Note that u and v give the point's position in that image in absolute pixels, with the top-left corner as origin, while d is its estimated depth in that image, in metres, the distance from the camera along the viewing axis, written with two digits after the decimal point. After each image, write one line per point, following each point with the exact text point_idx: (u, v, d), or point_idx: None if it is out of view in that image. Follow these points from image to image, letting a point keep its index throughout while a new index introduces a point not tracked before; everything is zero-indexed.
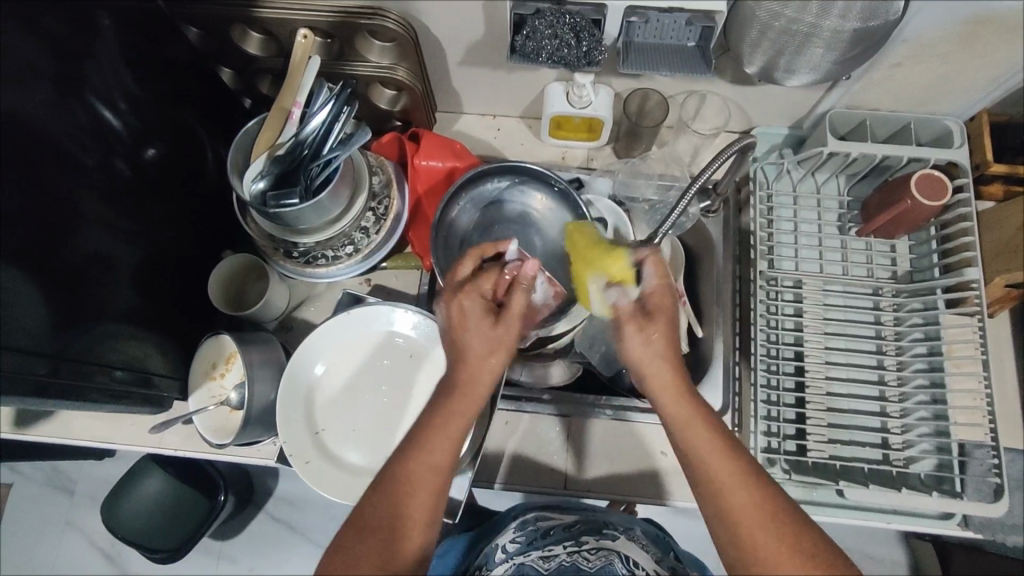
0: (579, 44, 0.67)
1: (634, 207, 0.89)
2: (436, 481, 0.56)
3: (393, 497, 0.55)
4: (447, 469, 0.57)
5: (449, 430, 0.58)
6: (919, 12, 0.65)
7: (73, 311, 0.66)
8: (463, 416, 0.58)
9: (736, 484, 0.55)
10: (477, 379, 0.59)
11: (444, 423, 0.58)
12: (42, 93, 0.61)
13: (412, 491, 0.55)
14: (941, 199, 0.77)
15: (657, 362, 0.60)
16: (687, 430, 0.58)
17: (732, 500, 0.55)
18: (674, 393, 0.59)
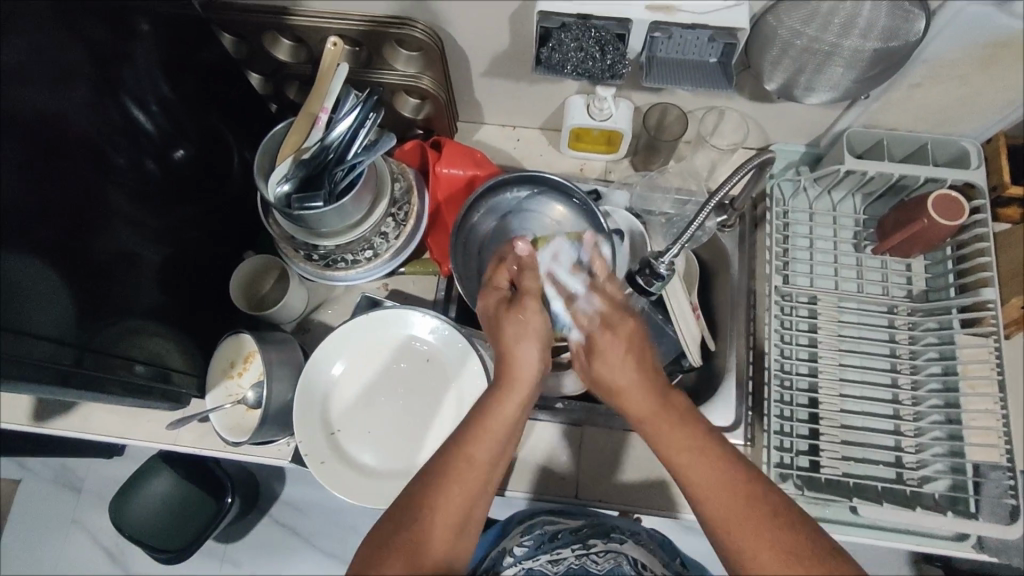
0: (603, 57, 0.69)
1: (651, 220, 0.91)
2: (465, 501, 0.55)
3: (419, 510, 0.54)
4: (488, 476, 0.57)
5: (482, 451, 0.57)
6: (939, 34, 0.66)
7: (99, 305, 0.67)
8: (495, 437, 0.58)
9: (723, 493, 0.53)
10: (513, 376, 0.62)
11: (475, 441, 0.57)
12: (80, 92, 0.63)
13: (449, 493, 0.55)
14: (958, 219, 0.77)
15: (625, 368, 0.61)
16: (662, 428, 0.57)
17: (714, 494, 0.53)
18: (658, 416, 0.58)
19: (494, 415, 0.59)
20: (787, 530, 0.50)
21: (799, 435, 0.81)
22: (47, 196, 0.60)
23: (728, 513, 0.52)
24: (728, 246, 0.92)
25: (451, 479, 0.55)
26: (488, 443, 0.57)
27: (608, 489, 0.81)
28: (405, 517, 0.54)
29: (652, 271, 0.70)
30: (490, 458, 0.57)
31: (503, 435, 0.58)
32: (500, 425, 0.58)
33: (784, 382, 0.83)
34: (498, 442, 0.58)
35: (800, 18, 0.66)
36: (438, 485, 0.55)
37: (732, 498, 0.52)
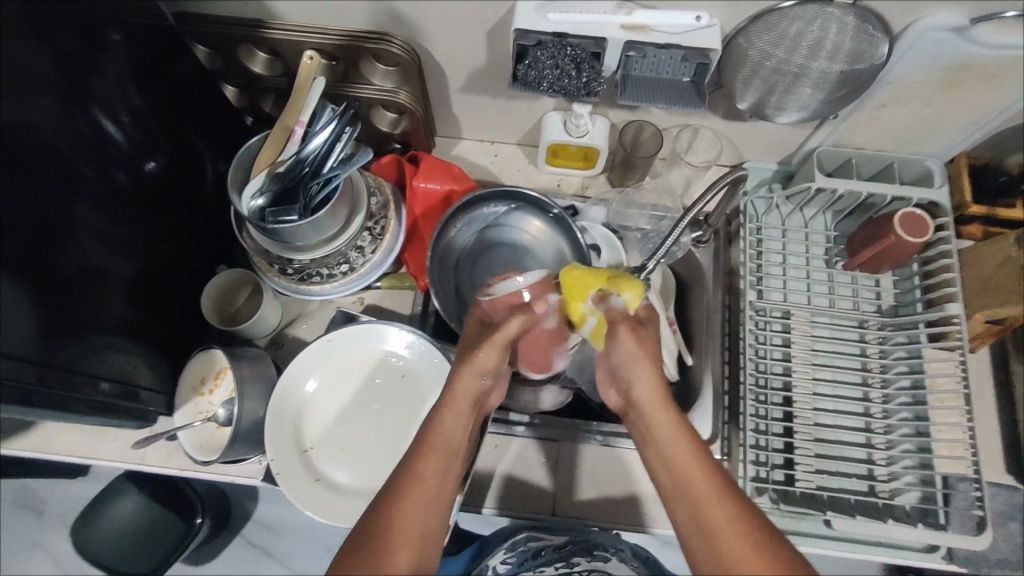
0: (579, 75, 0.70)
1: (628, 236, 0.91)
2: (422, 521, 0.54)
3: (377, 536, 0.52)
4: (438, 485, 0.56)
5: (431, 471, 0.56)
6: (901, 58, 0.68)
7: (62, 320, 0.65)
8: (442, 452, 0.58)
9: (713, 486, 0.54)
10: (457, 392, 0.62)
11: (422, 460, 0.57)
12: (46, 103, 0.62)
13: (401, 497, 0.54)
14: (925, 236, 0.80)
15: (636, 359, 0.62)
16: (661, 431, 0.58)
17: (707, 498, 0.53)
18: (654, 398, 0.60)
19: (441, 430, 0.59)
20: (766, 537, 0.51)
21: (774, 448, 0.82)
22: (14, 209, 0.59)
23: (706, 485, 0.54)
24: (701, 261, 0.92)
25: (408, 492, 0.54)
26: (435, 457, 0.57)
27: (587, 503, 0.81)
28: (357, 546, 0.52)
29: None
30: (440, 472, 0.57)
31: (451, 449, 0.59)
32: (448, 442, 0.59)
33: (759, 396, 0.84)
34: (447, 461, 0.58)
35: (770, 40, 0.68)
36: (393, 504, 0.54)
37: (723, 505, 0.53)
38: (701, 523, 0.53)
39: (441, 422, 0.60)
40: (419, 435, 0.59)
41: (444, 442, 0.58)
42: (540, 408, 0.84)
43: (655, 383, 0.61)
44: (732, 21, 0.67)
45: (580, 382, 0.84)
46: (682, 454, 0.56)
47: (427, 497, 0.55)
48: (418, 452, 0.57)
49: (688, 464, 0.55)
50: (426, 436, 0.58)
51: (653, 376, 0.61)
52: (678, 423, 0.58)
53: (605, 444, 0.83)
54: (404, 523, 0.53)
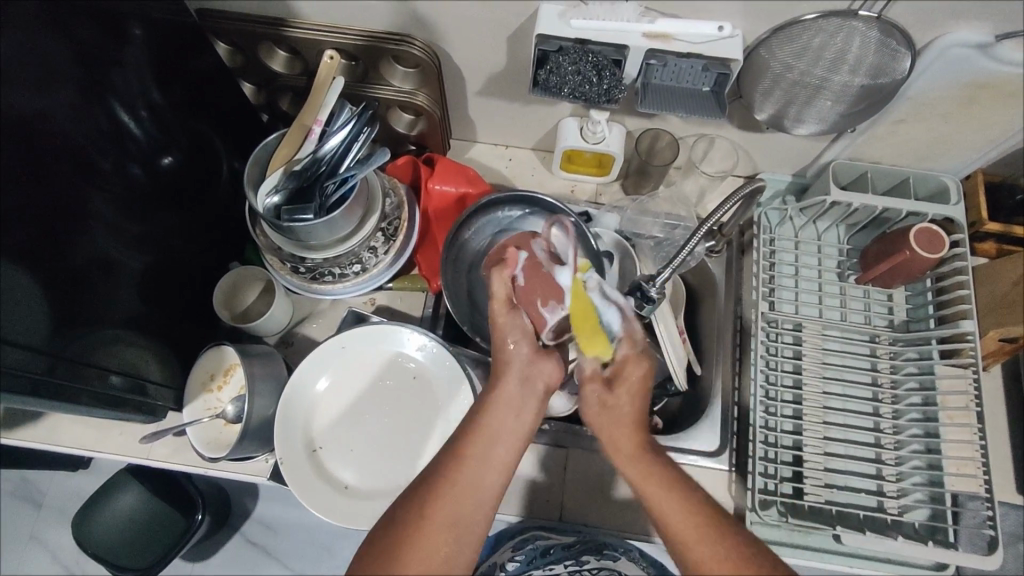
0: (600, 82, 0.69)
1: (640, 243, 0.92)
2: (466, 499, 0.55)
3: (417, 515, 0.53)
4: (490, 463, 0.57)
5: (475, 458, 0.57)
6: (922, 73, 0.68)
7: (72, 311, 0.65)
8: (491, 435, 0.59)
9: (688, 522, 0.54)
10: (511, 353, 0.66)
11: (471, 440, 0.58)
12: (65, 93, 0.62)
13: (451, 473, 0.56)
14: (941, 251, 0.79)
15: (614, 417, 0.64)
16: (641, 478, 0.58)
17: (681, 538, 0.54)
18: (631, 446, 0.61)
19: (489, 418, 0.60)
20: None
21: (784, 461, 0.82)
22: (31, 199, 0.59)
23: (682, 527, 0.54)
24: (716, 273, 0.93)
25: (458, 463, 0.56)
26: (480, 446, 0.58)
27: (595, 509, 0.80)
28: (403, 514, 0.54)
29: (645, 294, 0.72)
30: (486, 458, 0.58)
31: (495, 436, 0.59)
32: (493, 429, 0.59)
33: (768, 408, 0.84)
34: (487, 450, 0.58)
35: (791, 52, 0.68)
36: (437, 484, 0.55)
37: (705, 539, 0.53)
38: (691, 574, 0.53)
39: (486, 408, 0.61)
40: (467, 422, 0.60)
41: (493, 430, 0.60)
42: None
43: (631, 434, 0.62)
44: (755, 32, 0.67)
45: None
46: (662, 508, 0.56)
47: (470, 480, 0.56)
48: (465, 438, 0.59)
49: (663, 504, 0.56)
50: (478, 421, 0.60)
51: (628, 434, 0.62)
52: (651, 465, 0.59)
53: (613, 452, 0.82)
54: (445, 505, 0.54)
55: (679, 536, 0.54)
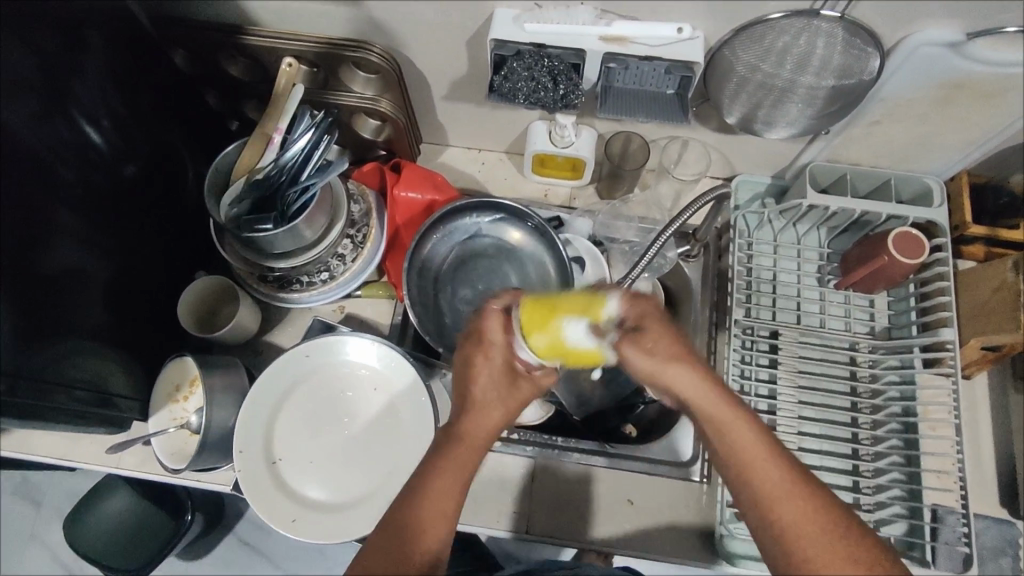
0: (556, 87, 0.68)
1: (612, 247, 0.89)
2: (450, 502, 0.53)
3: (413, 528, 0.51)
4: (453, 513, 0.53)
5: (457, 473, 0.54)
6: (894, 74, 0.65)
7: (37, 326, 0.65)
8: (454, 486, 0.53)
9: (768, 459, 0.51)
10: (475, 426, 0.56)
11: (427, 499, 0.52)
12: (25, 106, 0.62)
13: (418, 535, 0.51)
14: (919, 256, 0.77)
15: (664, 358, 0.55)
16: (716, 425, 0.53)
17: (767, 484, 0.50)
18: (702, 392, 0.54)
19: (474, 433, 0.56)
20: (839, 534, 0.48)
21: None
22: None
23: (768, 473, 0.50)
24: (691, 277, 0.90)
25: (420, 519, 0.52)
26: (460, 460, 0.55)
27: (560, 522, 0.79)
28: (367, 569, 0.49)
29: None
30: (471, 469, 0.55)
31: (472, 451, 0.56)
32: (474, 446, 0.56)
33: None
34: (466, 465, 0.55)
35: (755, 53, 0.65)
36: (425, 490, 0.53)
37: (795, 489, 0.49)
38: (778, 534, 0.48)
39: (470, 428, 0.56)
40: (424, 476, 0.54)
41: (474, 440, 0.56)
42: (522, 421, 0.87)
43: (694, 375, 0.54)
44: (716, 33, 0.65)
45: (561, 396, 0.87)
46: (740, 449, 0.51)
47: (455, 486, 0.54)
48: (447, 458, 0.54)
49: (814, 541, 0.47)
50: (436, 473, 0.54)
51: (691, 375, 0.54)
52: (796, 488, 0.49)
53: (581, 463, 0.81)
54: (433, 519, 0.52)
55: (768, 492, 0.49)
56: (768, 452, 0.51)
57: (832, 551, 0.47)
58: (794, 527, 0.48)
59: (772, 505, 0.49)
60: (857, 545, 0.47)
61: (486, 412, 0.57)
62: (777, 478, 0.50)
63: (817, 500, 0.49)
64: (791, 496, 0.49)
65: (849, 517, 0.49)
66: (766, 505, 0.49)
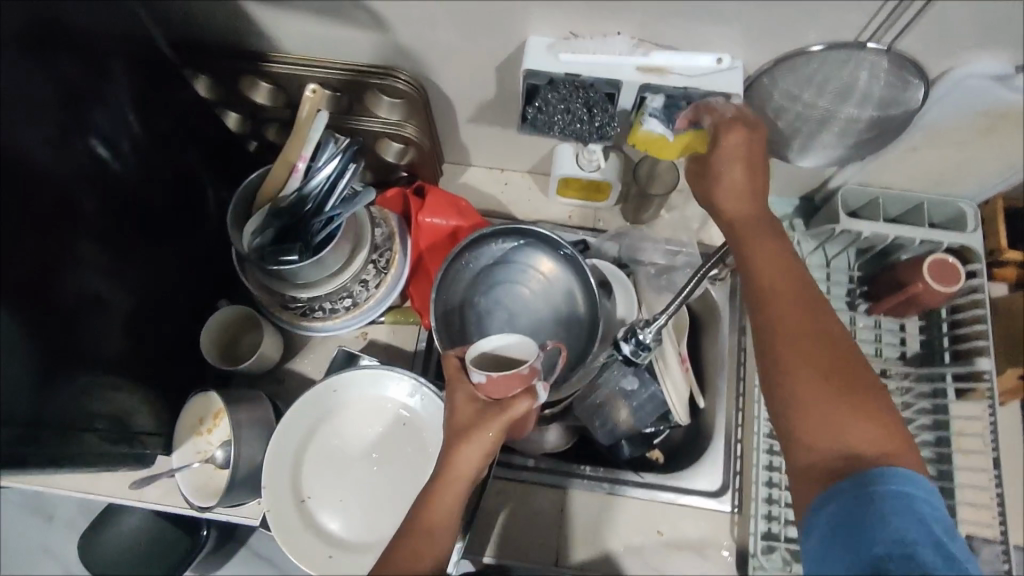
0: (592, 119, 0.66)
1: (639, 270, 0.87)
2: (448, 509, 0.57)
3: (414, 526, 0.56)
4: (452, 519, 0.57)
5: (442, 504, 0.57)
6: (936, 103, 0.64)
7: (58, 366, 0.63)
8: (454, 489, 0.57)
9: (798, 319, 0.50)
10: (460, 460, 0.57)
11: (427, 507, 0.56)
12: (42, 130, 0.60)
13: (411, 556, 0.54)
14: (955, 284, 0.75)
15: (746, 196, 0.58)
16: (763, 277, 0.53)
17: (787, 338, 0.50)
18: (750, 219, 0.57)
19: (454, 465, 0.57)
20: (842, 387, 0.47)
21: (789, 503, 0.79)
22: (11, 237, 0.57)
23: (798, 333, 0.49)
24: (719, 301, 0.89)
25: (415, 534, 0.55)
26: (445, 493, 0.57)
27: (589, 557, 0.78)
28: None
29: (639, 341, 0.66)
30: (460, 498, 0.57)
31: (462, 480, 0.57)
32: (461, 474, 0.57)
33: (772, 447, 0.81)
34: (457, 491, 0.57)
35: (796, 83, 0.63)
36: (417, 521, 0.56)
37: (812, 338, 0.49)
38: (774, 328, 0.50)
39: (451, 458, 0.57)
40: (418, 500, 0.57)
41: (460, 470, 0.57)
42: (544, 448, 0.86)
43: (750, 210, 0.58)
44: (756, 62, 0.63)
45: (589, 424, 0.85)
46: (763, 269, 0.54)
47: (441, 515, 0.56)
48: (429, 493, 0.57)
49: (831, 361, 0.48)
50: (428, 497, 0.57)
51: (740, 178, 0.58)
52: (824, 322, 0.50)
53: (610, 492, 0.81)
54: (428, 534, 0.55)
55: (779, 319, 0.50)
56: (813, 322, 0.50)
57: (830, 391, 0.47)
58: (805, 342, 0.49)
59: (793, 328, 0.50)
60: (885, 419, 0.46)
61: (460, 447, 0.57)
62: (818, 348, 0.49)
63: (852, 384, 0.47)
64: (810, 364, 0.48)
65: (884, 398, 0.47)
66: (790, 342, 0.49)
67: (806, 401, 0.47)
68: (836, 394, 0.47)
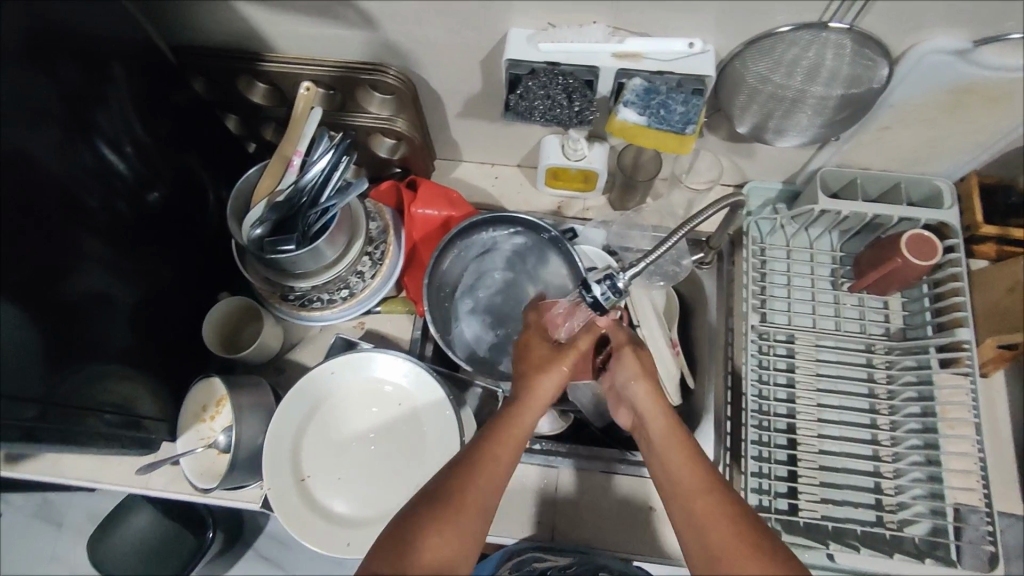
0: (571, 104, 0.70)
1: (626, 257, 0.90)
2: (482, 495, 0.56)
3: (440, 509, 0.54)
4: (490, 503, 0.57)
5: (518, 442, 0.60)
6: (901, 81, 0.66)
7: (65, 352, 0.66)
8: (488, 476, 0.57)
9: (666, 436, 0.61)
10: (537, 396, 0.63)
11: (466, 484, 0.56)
12: (49, 133, 0.63)
13: (450, 522, 0.54)
14: (932, 257, 0.77)
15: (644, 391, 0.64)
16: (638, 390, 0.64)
17: (672, 462, 0.59)
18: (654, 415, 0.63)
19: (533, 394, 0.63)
20: (729, 511, 0.55)
21: (778, 477, 0.81)
22: (18, 229, 0.60)
23: (686, 475, 0.57)
24: (707, 284, 0.91)
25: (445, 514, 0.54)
26: (529, 424, 0.62)
27: (584, 531, 0.80)
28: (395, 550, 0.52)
29: (614, 282, 0.62)
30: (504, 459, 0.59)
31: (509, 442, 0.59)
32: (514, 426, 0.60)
33: (761, 423, 0.83)
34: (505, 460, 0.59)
35: (766, 65, 0.66)
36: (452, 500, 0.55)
37: (689, 466, 0.58)
38: (678, 505, 0.57)
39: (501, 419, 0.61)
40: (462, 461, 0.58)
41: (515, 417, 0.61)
42: (540, 431, 0.88)
43: (654, 397, 0.63)
44: (726, 46, 0.66)
45: (581, 401, 0.87)
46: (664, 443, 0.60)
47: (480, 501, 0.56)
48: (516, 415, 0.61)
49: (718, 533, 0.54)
50: (476, 461, 0.57)
51: (652, 392, 0.64)
52: (693, 451, 0.59)
53: (604, 471, 0.82)
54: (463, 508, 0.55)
55: (675, 479, 0.58)
56: (679, 441, 0.60)
57: (724, 528, 0.54)
58: (674, 449, 0.59)
59: (710, 527, 0.54)
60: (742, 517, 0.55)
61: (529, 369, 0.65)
62: (711, 496, 0.56)
63: (717, 488, 0.57)
64: (692, 486, 0.57)
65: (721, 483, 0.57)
66: (666, 452, 0.60)
67: (709, 527, 0.54)
68: (725, 530, 0.54)
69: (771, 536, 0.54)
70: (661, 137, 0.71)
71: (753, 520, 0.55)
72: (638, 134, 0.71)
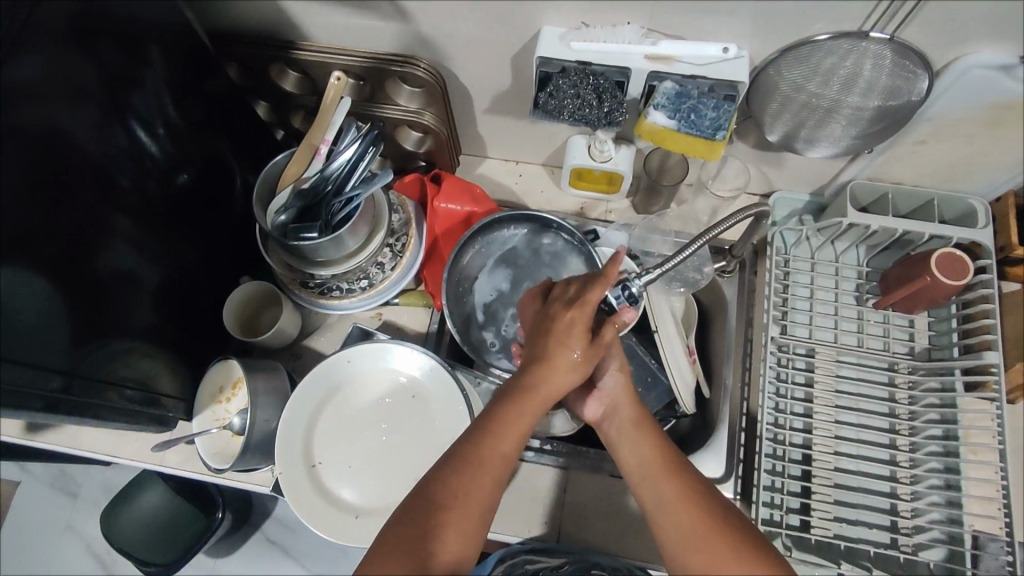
0: (601, 104, 0.69)
1: (648, 261, 0.88)
2: (485, 479, 0.54)
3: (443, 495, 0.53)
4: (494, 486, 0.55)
5: (525, 425, 0.57)
6: (941, 96, 0.65)
7: (91, 326, 0.67)
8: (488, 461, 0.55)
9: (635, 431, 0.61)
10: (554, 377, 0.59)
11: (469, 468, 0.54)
12: (88, 112, 0.64)
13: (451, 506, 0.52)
14: (963, 278, 0.76)
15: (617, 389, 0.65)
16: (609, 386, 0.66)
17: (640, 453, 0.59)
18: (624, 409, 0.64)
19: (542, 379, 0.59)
20: (699, 496, 0.55)
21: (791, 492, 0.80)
22: (52, 203, 0.61)
23: (656, 466, 0.58)
24: (728, 293, 0.89)
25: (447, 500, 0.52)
26: (537, 406, 0.58)
27: (591, 534, 0.80)
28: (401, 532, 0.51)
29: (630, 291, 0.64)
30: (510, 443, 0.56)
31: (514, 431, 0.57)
32: (526, 404, 0.58)
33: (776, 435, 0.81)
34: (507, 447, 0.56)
35: (802, 73, 0.65)
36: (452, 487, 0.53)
37: (657, 458, 0.58)
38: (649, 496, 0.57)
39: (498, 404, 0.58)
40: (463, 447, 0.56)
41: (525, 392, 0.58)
42: (550, 432, 0.86)
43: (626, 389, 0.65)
44: (762, 52, 0.65)
45: None
46: (633, 439, 0.61)
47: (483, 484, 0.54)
48: (521, 399, 0.57)
49: (688, 520, 0.53)
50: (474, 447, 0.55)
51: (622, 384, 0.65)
52: (660, 442, 0.59)
53: (614, 475, 0.82)
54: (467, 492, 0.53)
55: (645, 471, 0.58)
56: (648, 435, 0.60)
57: (694, 516, 0.53)
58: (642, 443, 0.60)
59: (680, 511, 0.54)
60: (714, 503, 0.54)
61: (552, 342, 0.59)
62: (679, 483, 0.56)
63: (684, 476, 0.56)
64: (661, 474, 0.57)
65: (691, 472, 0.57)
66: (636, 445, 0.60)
67: (678, 515, 0.54)
68: (695, 516, 0.53)
69: (743, 522, 0.53)
70: (695, 143, 0.70)
71: (724, 506, 0.54)
72: (670, 137, 0.70)
